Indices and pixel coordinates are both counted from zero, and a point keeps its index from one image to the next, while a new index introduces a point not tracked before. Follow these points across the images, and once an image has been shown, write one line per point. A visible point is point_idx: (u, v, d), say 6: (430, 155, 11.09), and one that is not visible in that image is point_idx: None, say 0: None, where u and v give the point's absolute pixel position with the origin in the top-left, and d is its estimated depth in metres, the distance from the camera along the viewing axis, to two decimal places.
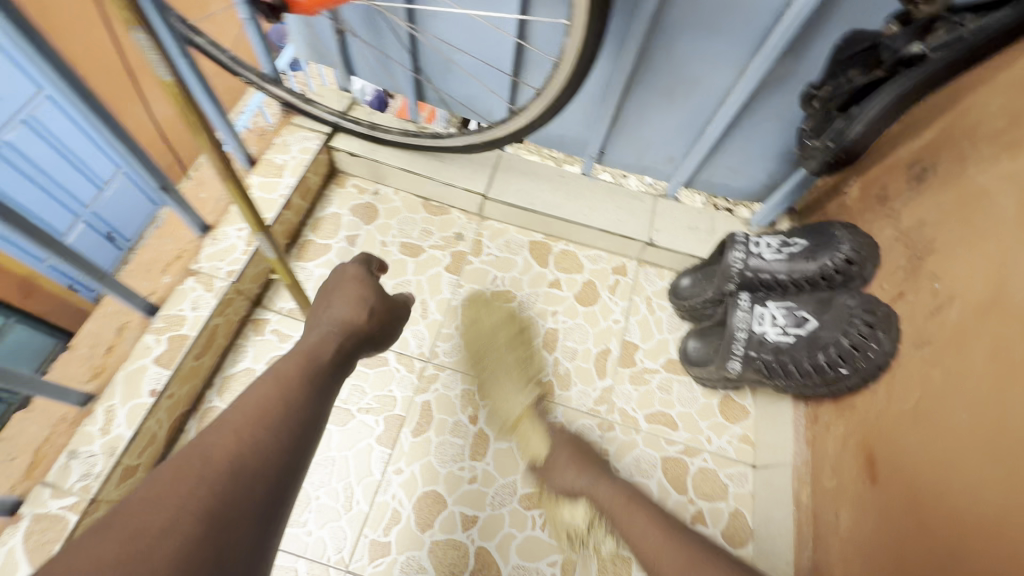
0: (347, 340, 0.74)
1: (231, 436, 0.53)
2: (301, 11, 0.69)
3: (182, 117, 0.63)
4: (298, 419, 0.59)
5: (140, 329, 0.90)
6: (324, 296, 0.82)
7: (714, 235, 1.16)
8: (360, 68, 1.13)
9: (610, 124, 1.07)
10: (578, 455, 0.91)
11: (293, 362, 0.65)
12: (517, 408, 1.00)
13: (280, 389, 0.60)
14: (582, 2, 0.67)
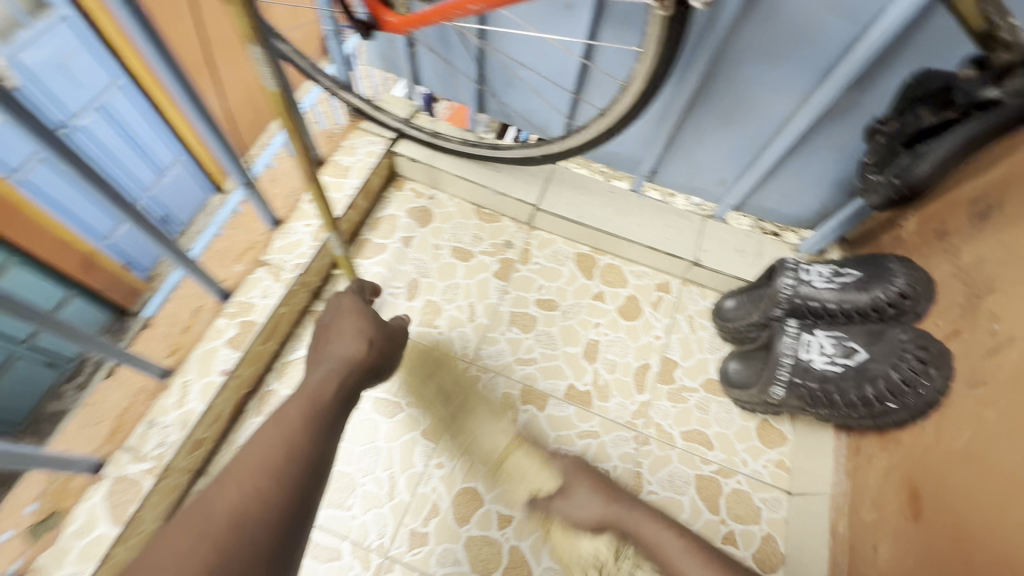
0: (350, 371, 0.76)
1: (237, 485, 0.56)
2: (391, 29, 0.75)
3: (281, 121, 0.70)
4: (301, 457, 0.61)
5: (214, 312, 0.97)
6: (325, 329, 0.84)
7: (761, 259, 1.17)
8: (427, 78, 1.19)
9: (665, 144, 1.10)
10: (602, 490, 0.80)
11: (296, 401, 0.68)
12: (502, 443, 1.02)
13: (283, 432, 0.63)
14: (655, 32, 0.69)
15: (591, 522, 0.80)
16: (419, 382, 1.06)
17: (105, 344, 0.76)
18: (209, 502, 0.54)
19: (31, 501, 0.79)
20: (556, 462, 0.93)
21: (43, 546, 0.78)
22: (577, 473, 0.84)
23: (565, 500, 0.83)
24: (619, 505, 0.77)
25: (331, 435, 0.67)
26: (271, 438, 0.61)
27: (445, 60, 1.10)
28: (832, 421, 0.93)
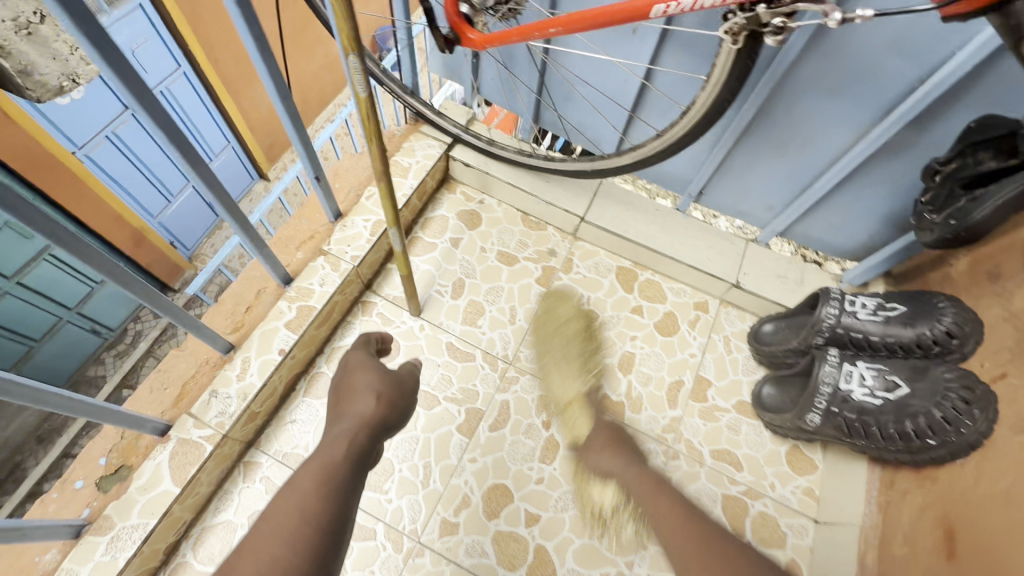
0: (362, 426, 0.75)
1: (256, 552, 0.55)
2: (470, 45, 0.80)
3: (365, 123, 0.75)
4: (317, 518, 0.59)
5: (275, 295, 1.03)
6: (337, 391, 0.84)
7: (804, 287, 1.17)
8: (487, 89, 1.24)
9: (715, 168, 1.12)
10: (614, 441, 0.93)
11: (310, 462, 0.67)
12: (571, 392, 1.06)
13: (296, 498, 0.61)
14: (724, 63, 0.70)
15: (601, 470, 0.93)
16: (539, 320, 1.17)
17: (180, 313, 0.82)
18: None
19: (103, 455, 0.86)
20: (599, 418, 1.00)
21: (111, 497, 0.85)
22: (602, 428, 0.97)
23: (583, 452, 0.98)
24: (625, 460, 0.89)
25: (348, 494, 0.65)
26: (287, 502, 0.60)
27: (506, 72, 1.15)
28: (868, 452, 0.93)
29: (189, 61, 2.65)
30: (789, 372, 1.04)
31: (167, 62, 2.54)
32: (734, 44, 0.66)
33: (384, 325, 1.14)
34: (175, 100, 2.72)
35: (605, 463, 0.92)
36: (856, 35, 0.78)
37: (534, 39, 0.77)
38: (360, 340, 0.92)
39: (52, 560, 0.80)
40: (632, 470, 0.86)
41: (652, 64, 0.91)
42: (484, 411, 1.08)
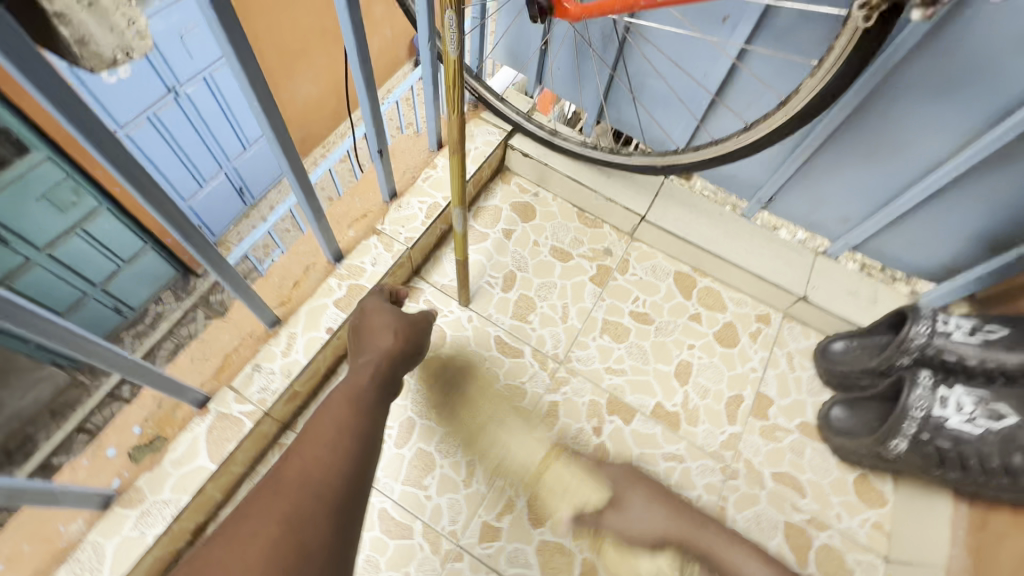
0: (381, 366, 0.73)
1: (275, 507, 0.52)
2: (567, 16, 0.77)
3: (447, 87, 0.71)
4: (336, 467, 0.57)
5: (325, 272, 0.99)
6: (357, 323, 0.82)
7: (878, 304, 1.10)
8: (550, 79, 1.20)
9: (793, 173, 1.07)
10: (671, 509, 0.83)
11: (326, 409, 0.64)
12: (540, 453, 0.97)
13: (327, 421, 0.62)
14: (843, 41, 0.70)
15: (647, 536, 0.83)
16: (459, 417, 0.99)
17: (230, 271, 0.78)
18: (249, 528, 0.50)
19: (138, 423, 0.81)
20: (601, 469, 0.90)
21: (143, 469, 0.80)
22: (627, 481, 0.87)
23: (614, 514, 0.85)
24: (687, 525, 0.81)
25: (369, 437, 0.63)
26: (304, 452, 0.57)
27: (576, 60, 1.11)
28: (958, 486, 0.87)
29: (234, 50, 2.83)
30: (865, 394, 0.97)
31: (211, 49, 2.56)
32: (866, 22, 0.64)
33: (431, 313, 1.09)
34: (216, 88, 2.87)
35: (650, 524, 0.82)
36: (981, 27, 0.73)
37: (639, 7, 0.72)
38: (374, 288, 0.89)
39: (78, 531, 0.75)
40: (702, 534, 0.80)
41: (746, 43, 0.86)
42: (532, 411, 1.02)
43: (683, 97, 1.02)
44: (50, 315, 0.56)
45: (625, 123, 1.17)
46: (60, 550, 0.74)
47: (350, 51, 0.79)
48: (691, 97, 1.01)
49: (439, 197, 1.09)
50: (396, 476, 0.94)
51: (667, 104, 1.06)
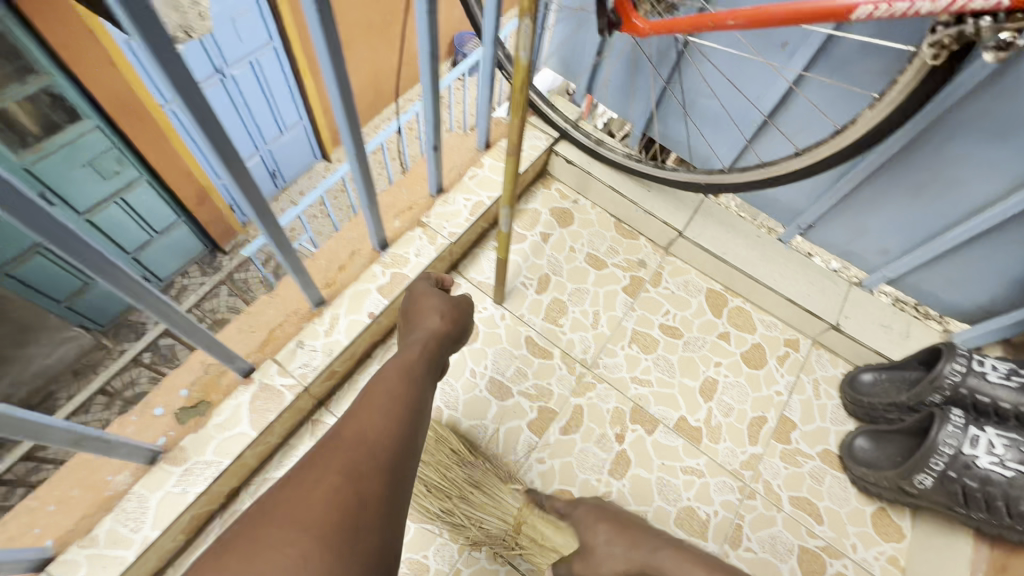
0: (431, 343, 0.76)
1: (334, 460, 0.54)
2: (633, 31, 0.80)
3: (514, 91, 0.74)
4: (390, 430, 0.59)
5: (369, 258, 1.02)
6: (407, 306, 0.86)
7: (911, 339, 1.09)
8: (600, 89, 1.22)
9: (835, 202, 1.08)
10: (618, 530, 0.70)
11: (382, 375, 0.66)
12: (512, 507, 0.90)
13: (382, 385, 0.64)
14: (912, 72, 0.72)
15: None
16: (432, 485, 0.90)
17: (280, 237, 0.80)
18: (311, 479, 0.52)
19: (186, 386, 0.85)
20: (575, 513, 0.79)
21: (187, 430, 0.83)
22: (588, 520, 0.73)
23: (583, 562, 0.70)
24: (646, 553, 0.65)
25: (421, 405, 0.65)
26: (361, 412, 0.59)
27: (629, 74, 1.13)
28: (980, 526, 0.87)
29: (282, 38, 2.96)
30: (891, 427, 0.97)
31: (261, 33, 2.82)
32: (935, 59, 0.66)
33: None
34: (261, 72, 3.00)
35: (622, 562, 0.66)
36: None
37: (708, 28, 0.76)
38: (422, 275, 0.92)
39: (124, 483, 0.78)
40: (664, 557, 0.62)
41: (804, 70, 0.88)
42: (557, 413, 1.04)
43: (734, 117, 1.04)
44: (114, 259, 0.60)
45: (671, 139, 1.19)
46: (106, 499, 0.77)
47: (421, 49, 0.83)
48: (742, 117, 1.02)
49: (483, 196, 1.12)
50: None
51: (716, 123, 1.07)
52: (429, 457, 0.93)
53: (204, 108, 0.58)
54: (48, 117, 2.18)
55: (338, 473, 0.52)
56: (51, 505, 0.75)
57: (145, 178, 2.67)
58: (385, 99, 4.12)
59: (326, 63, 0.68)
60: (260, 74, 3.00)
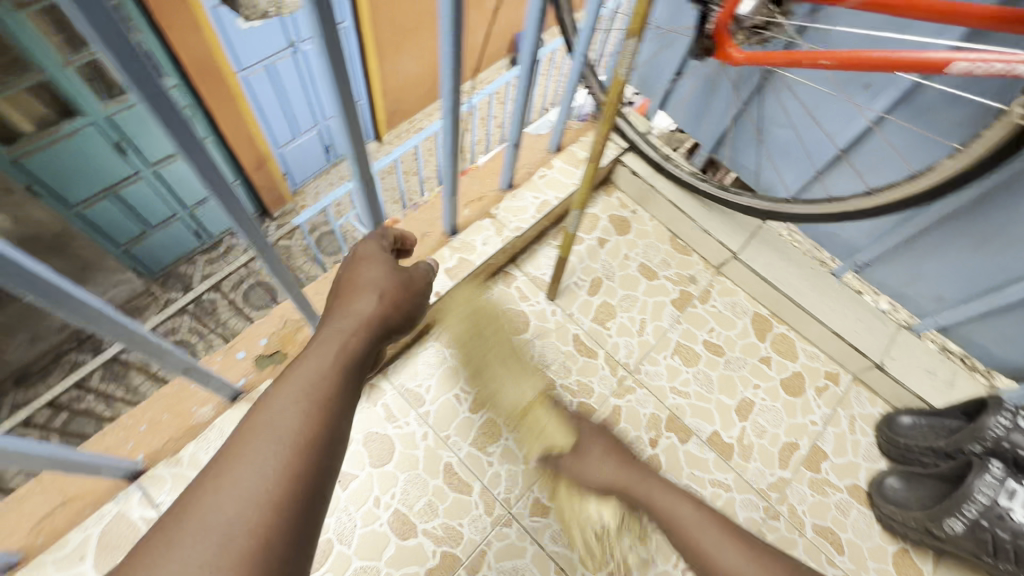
0: (349, 346, 0.64)
1: (166, 562, 0.40)
2: (728, 61, 0.84)
3: (607, 106, 0.78)
4: (259, 495, 0.45)
5: (439, 241, 1.10)
6: (336, 289, 0.74)
7: (956, 388, 1.09)
8: (675, 107, 1.26)
9: (895, 244, 1.10)
10: (613, 448, 0.89)
11: (265, 404, 0.53)
12: (528, 396, 1.01)
13: (264, 424, 0.51)
14: (1000, 130, 0.74)
15: (601, 484, 0.87)
16: (466, 331, 1.06)
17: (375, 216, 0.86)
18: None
19: (266, 336, 0.94)
20: (578, 421, 0.95)
21: (265, 375, 0.91)
22: (591, 437, 0.92)
23: (575, 458, 0.90)
24: (629, 474, 0.85)
25: (316, 444, 0.51)
26: (218, 474, 0.46)
27: (707, 96, 1.16)
28: None
29: (354, 19, 3.11)
30: (924, 471, 0.98)
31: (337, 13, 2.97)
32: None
33: (520, 299, 1.17)
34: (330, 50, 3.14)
35: (605, 473, 0.86)
36: None
37: (802, 66, 0.81)
38: (377, 229, 0.83)
39: (207, 415, 0.87)
40: (649, 482, 0.83)
41: (885, 112, 0.90)
42: (596, 409, 1.09)
43: (806, 148, 1.06)
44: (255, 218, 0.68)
45: (738, 163, 1.21)
46: (191, 427, 0.85)
47: (522, 56, 0.90)
48: (816, 150, 1.05)
49: (550, 196, 1.17)
50: (464, 438, 1.03)
51: (787, 152, 1.10)
52: (467, 317, 1.08)
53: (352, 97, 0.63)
54: None
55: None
56: (143, 425, 0.84)
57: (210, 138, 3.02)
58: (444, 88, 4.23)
59: (448, 67, 0.72)
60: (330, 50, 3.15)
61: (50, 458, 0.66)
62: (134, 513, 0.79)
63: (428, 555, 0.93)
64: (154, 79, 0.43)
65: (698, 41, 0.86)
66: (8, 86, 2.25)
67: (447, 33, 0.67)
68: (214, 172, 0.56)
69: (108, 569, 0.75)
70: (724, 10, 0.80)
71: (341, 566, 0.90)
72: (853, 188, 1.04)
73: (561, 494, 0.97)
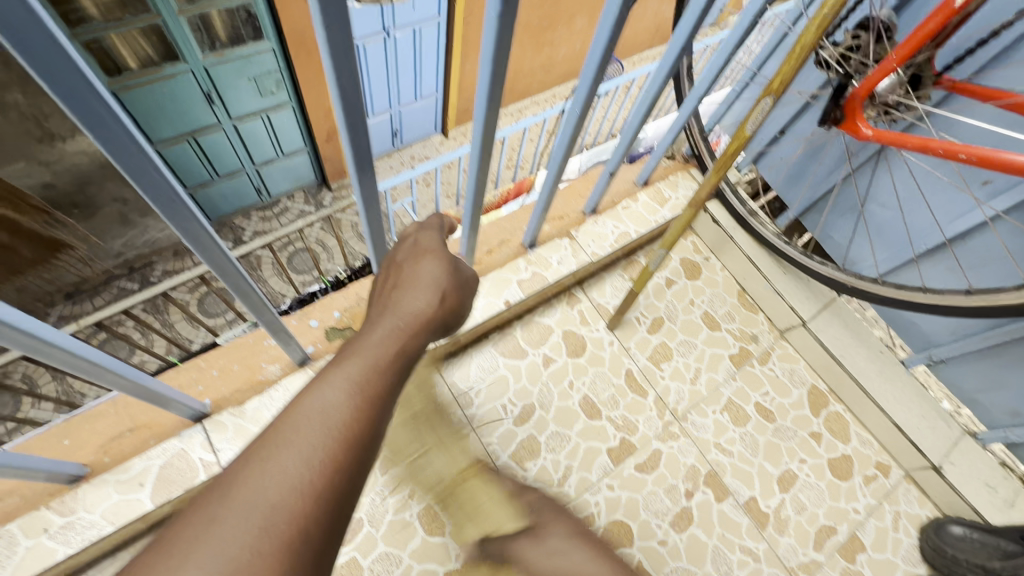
0: (406, 344, 0.58)
1: (205, 538, 0.36)
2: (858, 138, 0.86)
3: (725, 154, 0.78)
4: (304, 484, 0.41)
5: (515, 250, 1.12)
6: (392, 280, 0.68)
7: (1017, 510, 1.01)
8: (771, 166, 1.25)
9: (979, 348, 1.07)
10: (587, 540, 0.64)
11: (315, 387, 0.48)
12: (461, 463, 0.92)
13: (311, 408, 0.46)
14: None
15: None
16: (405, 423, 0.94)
17: (474, 225, 0.89)
18: (166, 571, 0.34)
19: (339, 310, 0.97)
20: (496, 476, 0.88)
21: (332, 347, 0.95)
22: (550, 514, 0.71)
23: (528, 541, 0.66)
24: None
25: (363, 439, 0.46)
26: (263, 455, 0.41)
27: (810, 161, 1.16)
28: None
29: (448, 16, 3.21)
30: None
31: (432, 7, 3.08)
32: None
33: (580, 323, 1.17)
34: (419, 41, 3.26)
35: (557, 568, 0.60)
36: None
37: (934, 154, 0.79)
38: (438, 218, 0.75)
39: (274, 373, 0.91)
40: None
41: (1005, 211, 0.88)
42: (637, 448, 1.08)
43: (906, 233, 1.05)
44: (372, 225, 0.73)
45: (825, 234, 1.20)
46: (257, 382, 0.89)
47: (646, 90, 0.92)
48: (919, 236, 1.03)
49: (631, 228, 1.18)
50: (505, 448, 1.03)
51: (883, 230, 1.08)
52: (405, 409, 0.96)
53: (499, 108, 0.65)
54: (237, 30, 2.64)
55: (205, 562, 0.35)
56: (214, 370, 0.88)
57: (291, 104, 3.19)
58: (516, 96, 4.33)
59: (584, 91, 0.74)
60: (420, 38, 3.25)
61: (137, 383, 0.70)
62: (193, 453, 0.82)
63: (451, 556, 0.93)
64: (353, 83, 0.48)
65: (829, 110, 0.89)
66: (124, 23, 2.35)
67: (594, 62, 0.69)
68: (368, 175, 0.61)
69: (163, 501, 0.79)
70: (863, 85, 0.83)
71: (367, 546, 0.92)
72: (951, 284, 1.02)
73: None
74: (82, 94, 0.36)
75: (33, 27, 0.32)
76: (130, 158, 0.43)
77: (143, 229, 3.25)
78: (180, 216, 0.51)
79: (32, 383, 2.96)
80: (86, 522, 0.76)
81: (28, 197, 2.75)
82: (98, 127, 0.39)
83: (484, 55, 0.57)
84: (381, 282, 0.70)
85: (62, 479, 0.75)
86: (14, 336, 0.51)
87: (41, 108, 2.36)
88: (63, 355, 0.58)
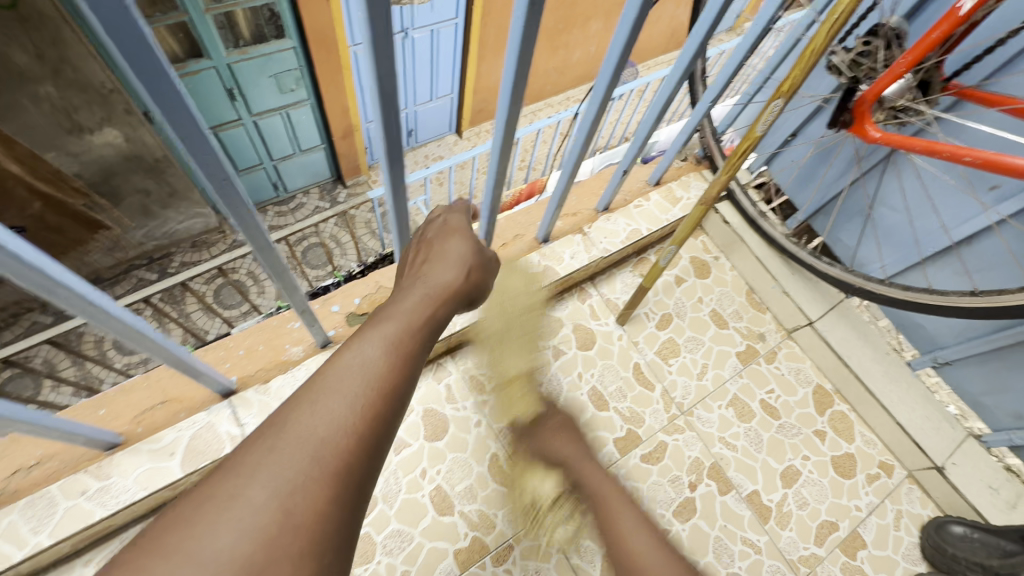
0: (436, 312, 0.61)
1: (265, 464, 0.41)
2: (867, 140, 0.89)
3: (736, 151, 0.80)
4: (348, 424, 0.45)
5: (529, 245, 1.16)
6: (422, 256, 0.72)
7: (1018, 512, 1.03)
8: (782, 169, 1.28)
9: (984, 351, 1.08)
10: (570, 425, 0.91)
11: (355, 343, 0.52)
12: (514, 370, 1.03)
13: (353, 360, 0.50)
14: None
15: (551, 454, 0.89)
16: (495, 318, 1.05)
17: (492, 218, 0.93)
18: (234, 488, 0.39)
19: (359, 297, 1.01)
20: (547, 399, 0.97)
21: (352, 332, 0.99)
22: (565, 425, 0.91)
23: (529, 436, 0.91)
24: (578, 450, 0.87)
25: (398, 389, 0.50)
26: (311, 398, 0.46)
27: (820, 164, 1.18)
28: None
29: (465, 17, 3.26)
30: None
31: (451, 9, 3.14)
32: None
33: (590, 316, 1.21)
34: (436, 41, 3.31)
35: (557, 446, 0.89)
36: None
37: (940, 157, 0.82)
38: (463, 202, 0.79)
39: (297, 354, 0.95)
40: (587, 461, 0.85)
41: (1009, 215, 0.90)
42: (642, 439, 1.11)
43: (913, 235, 1.07)
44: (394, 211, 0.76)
45: (834, 236, 1.22)
46: (282, 361, 0.94)
47: (662, 91, 0.95)
48: (927, 239, 1.05)
49: (642, 226, 1.22)
50: None
51: (890, 232, 1.11)
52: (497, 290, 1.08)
53: (521, 102, 0.69)
54: (260, 28, 2.71)
55: (268, 482, 0.40)
56: (241, 350, 0.93)
57: (310, 101, 3.26)
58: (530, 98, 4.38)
59: (602, 89, 0.78)
60: (439, 39, 3.31)
61: (175, 356, 0.74)
62: (220, 427, 0.87)
63: (461, 535, 0.97)
64: (391, 77, 0.52)
65: (838, 113, 0.91)
66: (154, 20, 2.44)
67: (613, 60, 0.73)
68: (397, 163, 0.65)
69: (191, 470, 0.83)
70: (871, 88, 0.88)
71: (380, 523, 0.96)
72: (956, 286, 1.04)
73: (518, 467, 1.00)
74: (163, 86, 0.40)
75: (118, 14, 0.34)
76: (193, 143, 0.46)
77: (163, 221, 3.34)
78: (230, 197, 0.55)
79: (52, 367, 3.04)
80: (120, 487, 0.81)
81: (69, 182, 2.81)
82: (167, 110, 0.42)
83: (512, 51, 0.60)
84: (411, 259, 0.74)
85: (99, 446, 0.80)
86: (76, 301, 0.56)
87: (72, 101, 2.44)
88: (112, 323, 0.63)
